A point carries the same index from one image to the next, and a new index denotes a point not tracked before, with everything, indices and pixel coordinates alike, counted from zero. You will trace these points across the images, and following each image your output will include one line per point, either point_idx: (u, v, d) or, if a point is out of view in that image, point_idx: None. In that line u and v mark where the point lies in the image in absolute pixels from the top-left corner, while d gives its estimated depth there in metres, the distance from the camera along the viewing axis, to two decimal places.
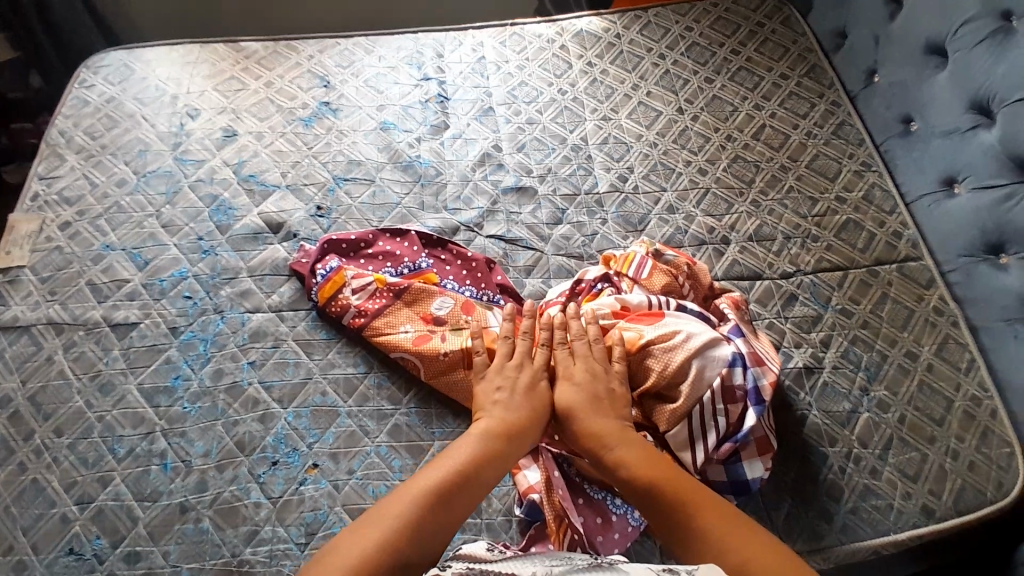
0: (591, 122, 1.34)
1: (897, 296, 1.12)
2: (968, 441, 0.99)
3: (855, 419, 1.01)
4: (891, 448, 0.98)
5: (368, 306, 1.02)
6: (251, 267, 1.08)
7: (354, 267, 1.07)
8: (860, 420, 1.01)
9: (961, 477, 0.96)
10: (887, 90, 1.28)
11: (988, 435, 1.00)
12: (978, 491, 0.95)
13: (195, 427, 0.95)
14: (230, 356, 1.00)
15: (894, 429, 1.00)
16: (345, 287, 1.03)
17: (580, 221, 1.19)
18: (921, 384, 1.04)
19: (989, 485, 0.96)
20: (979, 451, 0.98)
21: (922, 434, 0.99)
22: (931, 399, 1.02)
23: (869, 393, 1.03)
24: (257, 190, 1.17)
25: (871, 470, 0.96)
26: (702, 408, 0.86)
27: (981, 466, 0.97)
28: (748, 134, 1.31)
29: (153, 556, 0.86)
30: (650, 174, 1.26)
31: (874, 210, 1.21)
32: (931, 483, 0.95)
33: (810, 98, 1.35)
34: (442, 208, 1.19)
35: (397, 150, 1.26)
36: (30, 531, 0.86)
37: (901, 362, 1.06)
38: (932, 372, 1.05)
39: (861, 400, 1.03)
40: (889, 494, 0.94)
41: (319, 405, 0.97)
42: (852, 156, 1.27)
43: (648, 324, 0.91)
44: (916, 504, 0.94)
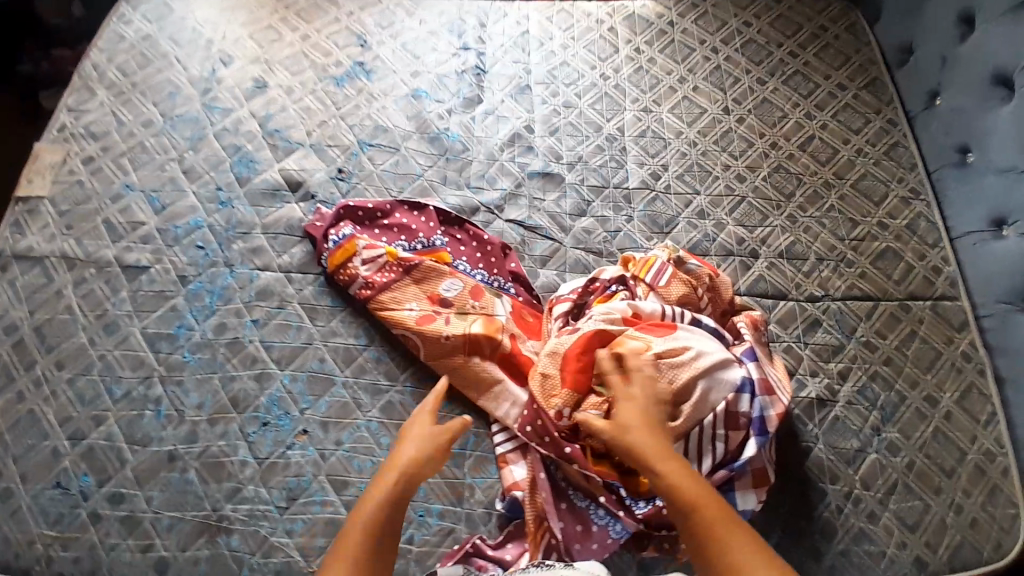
0: (631, 112, 1.28)
1: (926, 336, 1.07)
2: (975, 497, 0.95)
3: (861, 459, 0.98)
4: (894, 494, 0.95)
5: (375, 279, 1.00)
6: (265, 225, 1.08)
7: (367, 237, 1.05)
8: (867, 460, 0.97)
9: (960, 533, 0.92)
10: (946, 115, 1.19)
11: (996, 493, 0.95)
12: (976, 549, 0.91)
13: (192, 378, 0.96)
14: (233, 312, 1.00)
15: (901, 474, 0.96)
16: (354, 256, 1.01)
17: (604, 216, 1.15)
18: (936, 432, 1.00)
19: (988, 544, 0.92)
20: (984, 509, 0.94)
21: (929, 484, 0.96)
22: (944, 449, 0.98)
23: (880, 433, 1.00)
24: (280, 145, 1.16)
25: (869, 514, 0.93)
26: (701, 430, 0.82)
27: (983, 525, 0.93)
28: (794, 143, 1.24)
29: (136, 500, 0.87)
30: (684, 175, 1.21)
31: (916, 241, 1.15)
32: (930, 535, 0.92)
33: (865, 113, 1.27)
34: (464, 185, 1.17)
35: (425, 121, 1.23)
36: (21, 460, 0.88)
37: (919, 407, 1.02)
38: (951, 423, 1.00)
39: (871, 440, 0.99)
40: (883, 542, 0.91)
41: (317, 371, 0.97)
42: (901, 180, 1.20)
43: (657, 337, 0.87)
44: (910, 554, 0.91)
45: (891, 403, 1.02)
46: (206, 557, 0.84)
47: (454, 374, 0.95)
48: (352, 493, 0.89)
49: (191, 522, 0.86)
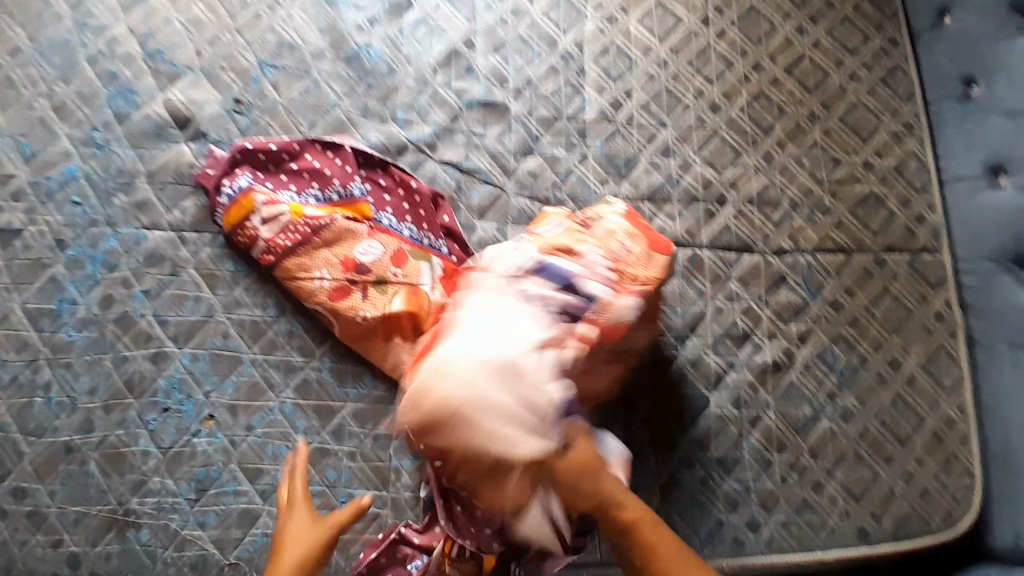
0: (592, 23, 1.08)
1: (898, 294, 0.97)
2: (928, 466, 0.91)
3: (812, 427, 0.91)
4: (842, 463, 0.90)
5: (278, 241, 0.87)
6: (150, 172, 0.93)
7: (270, 186, 0.91)
8: (817, 429, 0.91)
9: (908, 503, 0.89)
10: (958, 36, 1.03)
11: (952, 463, 0.91)
12: (922, 521, 0.88)
13: (81, 360, 0.85)
14: (122, 280, 0.89)
15: (852, 443, 0.91)
16: (252, 214, 0.88)
17: (554, 156, 1.00)
18: (895, 399, 0.93)
19: (937, 515, 0.88)
20: (936, 479, 0.90)
21: (880, 452, 0.91)
22: (902, 416, 0.92)
23: (835, 400, 0.93)
24: (163, 71, 0.98)
25: (813, 484, 0.89)
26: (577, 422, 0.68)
27: (934, 496, 0.89)
28: (780, 65, 1.07)
29: (40, 494, 0.80)
30: (649, 104, 1.04)
31: (903, 184, 1.02)
32: (875, 505, 0.88)
33: (865, 29, 1.09)
34: (389, 118, 0.99)
35: (342, 36, 1.03)
36: None
37: (881, 371, 0.94)
38: (912, 387, 0.94)
39: (824, 407, 0.92)
40: (824, 511, 0.87)
41: (221, 348, 0.86)
42: (895, 113, 1.05)
43: (526, 347, 0.65)
44: (852, 525, 0.87)
45: (853, 368, 0.94)
46: (115, 552, 0.78)
47: (373, 351, 0.86)
48: (266, 482, 0.82)
49: (94, 516, 0.79)
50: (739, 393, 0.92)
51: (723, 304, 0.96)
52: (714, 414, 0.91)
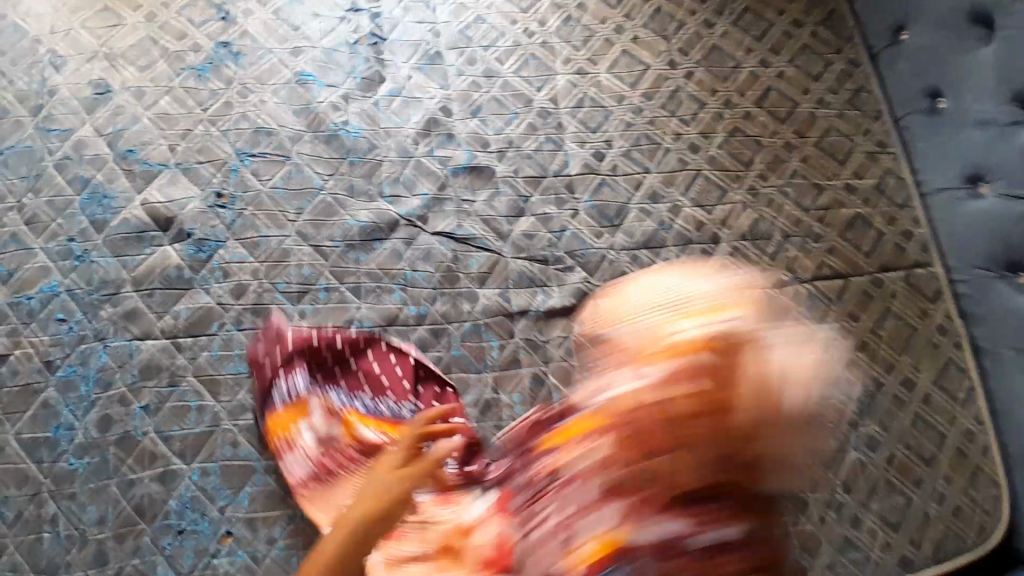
0: (564, 76, 1.09)
1: (900, 312, 1.00)
2: (955, 483, 0.91)
3: (841, 460, 0.92)
4: (875, 493, 0.90)
5: (321, 460, 0.80)
6: (136, 279, 0.90)
7: (325, 394, 0.84)
8: (846, 461, 0.92)
9: (947, 525, 0.89)
10: (916, 53, 1.07)
11: (978, 476, 0.92)
12: (958, 539, 0.88)
13: (86, 489, 0.81)
14: (118, 399, 0.85)
15: (881, 471, 0.91)
16: (303, 423, 0.82)
17: (546, 214, 1.00)
18: (914, 418, 0.94)
19: (971, 531, 0.89)
20: (965, 495, 0.90)
21: (910, 477, 0.91)
22: (922, 434, 0.93)
23: (858, 429, 0.94)
24: (137, 170, 0.95)
25: (851, 520, 0.89)
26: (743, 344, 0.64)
27: (966, 512, 0.90)
28: (750, 99, 1.10)
29: None
30: (632, 150, 1.05)
31: (885, 202, 1.05)
32: (913, 532, 0.88)
33: (825, 54, 1.14)
34: (376, 195, 0.98)
35: (318, 115, 1.02)
36: None
37: (896, 393, 0.95)
38: (930, 406, 0.95)
39: (849, 437, 0.93)
40: (866, 546, 0.87)
41: (231, 460, 0.84)
42: (866, 133, 1.09)
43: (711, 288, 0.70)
44: (895, 556, 0.87)
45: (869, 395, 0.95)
46: None
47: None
48: None
49: None
50: None
51: None
52: None
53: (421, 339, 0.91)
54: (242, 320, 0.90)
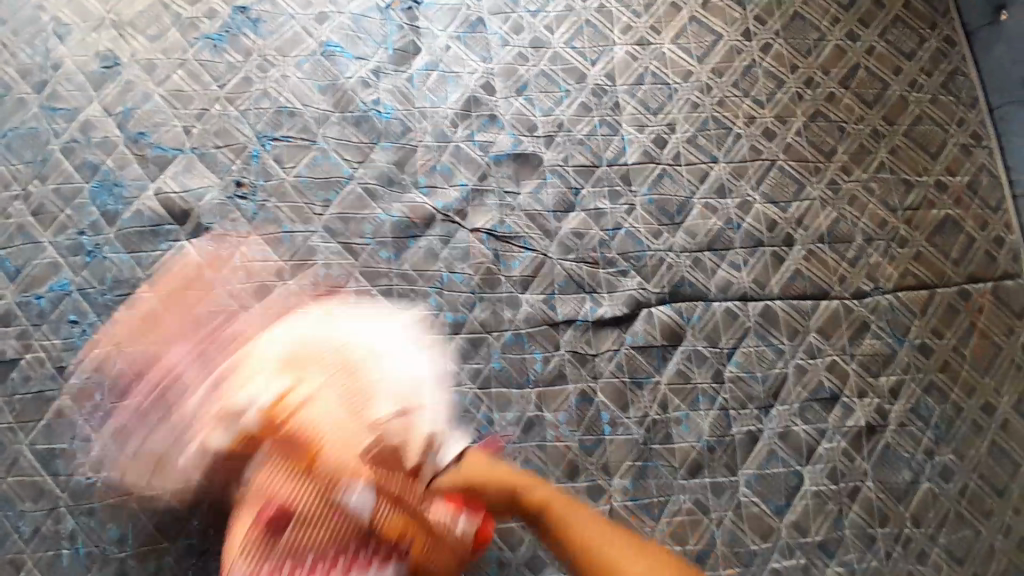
0: (623, 48, 0.96)
1: (986, 328, 0.87)
2: None
3: (912, 493, 0.81)
4: (944, 525, 0.80)
5: None
6: (151, 278, 0.83)
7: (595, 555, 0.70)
8: (918, 492, 0.81)
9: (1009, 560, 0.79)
10: (1020, 36, 0.92)
11: None
12: None
13: (105, 504, 0.77)
14: None
15: (952, 503, 0.81)
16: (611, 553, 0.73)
17: (600, 209, 0.89)
18: (991, 446, 0.83)
19: None
20: None
21: (979, 508, 0.81)
22: (998, 464, 0.83)
23: (932, 458, 0.82)
24: (151, 156, 0.87)
25: (918, 555, 0.79)
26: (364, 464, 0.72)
27: None
28: (835, 78, 0.96)
29: None
30: (697, 136, 0.92)
31: (977, 203, 0.92)
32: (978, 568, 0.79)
33: (918, 28, 0.98)
34: (411, 186, 0.88)
35: (347, 94, 0.91)
36: None
37: (975, 418, 0.84)
38: (1009, 433, 0.84)
39: (923, 467, 0.82)
40: None
41: None
42: (960, 123, 0.95)
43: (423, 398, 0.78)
44: None
45: (945, 414, 0.84)
46: None
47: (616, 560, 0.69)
48: None
49: None
50: (834, 464, 0.82)
51: (804, 361, 0.84)
52: (812, 491, 0.80)
53: (458, 350, 0.83)
54: None
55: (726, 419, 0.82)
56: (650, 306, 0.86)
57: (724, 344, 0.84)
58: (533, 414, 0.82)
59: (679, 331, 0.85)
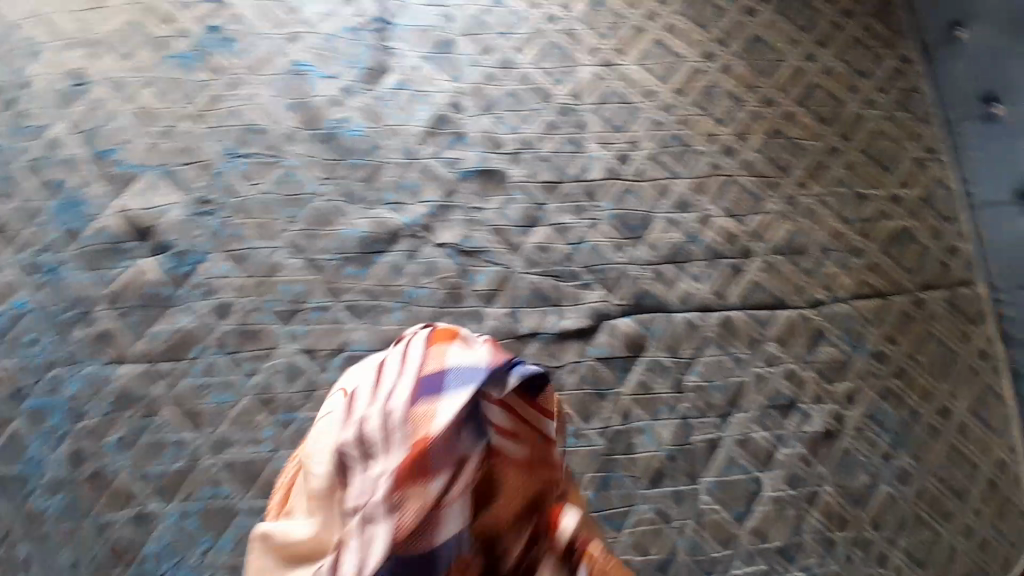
0: (588, 68, 0.99)
1: (941, 335, 0.90)
2: (985, 515, 0.83)
3: (871, 496, 0.82)
4: (904, 528, 0.81)
5: None
6: (111, 296, 0.82)
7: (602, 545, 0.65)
8: (876, 496, 0.82)
9: (970, 559, 0.81)
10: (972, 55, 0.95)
11: (1006, 508, 0.84)
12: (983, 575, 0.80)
13: (57, 531, 0.73)
14: (93, 431, 0.77)
15: (911, 506, 0.82)
16: None
17: (564, 224, 0.90)
18: (948, 449, 0.85)
19: (996, 564, 0.81)
20: (993, 528, 0.82)
21: (939, 510, 0.82)
22: (955, 467, 0.84)
23: (891, 461, 0.84)
24: (114, 174, 0.87)
25: (879, 557, 0.79)
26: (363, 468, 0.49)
27: (992, 544, 0.82)
28: (792, 97, 0.99)
29: None
30: (660, 153, 0.94)
31: (932, 215, 0.95)
32: (939, 569, 0.80)
33: (875, 49, 1.03)
34: (376, 203, 0.89)
35: (316, 112, 0.92)
36: None
37: (932, 422, 0.86)
38: (964, 434, 0.86)
39: (881, 471, 0.83)
40: None
41: (211, 499, 0.76)
42: (916, 138, 0.98)
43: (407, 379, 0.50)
44: None
45: (903, 418, 0.86)
46: None
47: None
48: None
49: None
50: (794, 470, 0.82)
51: (763, 369, 0.86)
52: (771, 499, 0.81)
53: None
54: (226, 342, 0.82)
55: (686, 429, 0.82)
56: (613, 318, 0.86)
57: (684, 353, 0.85)
58: None
59: (640, 342, 0.85)
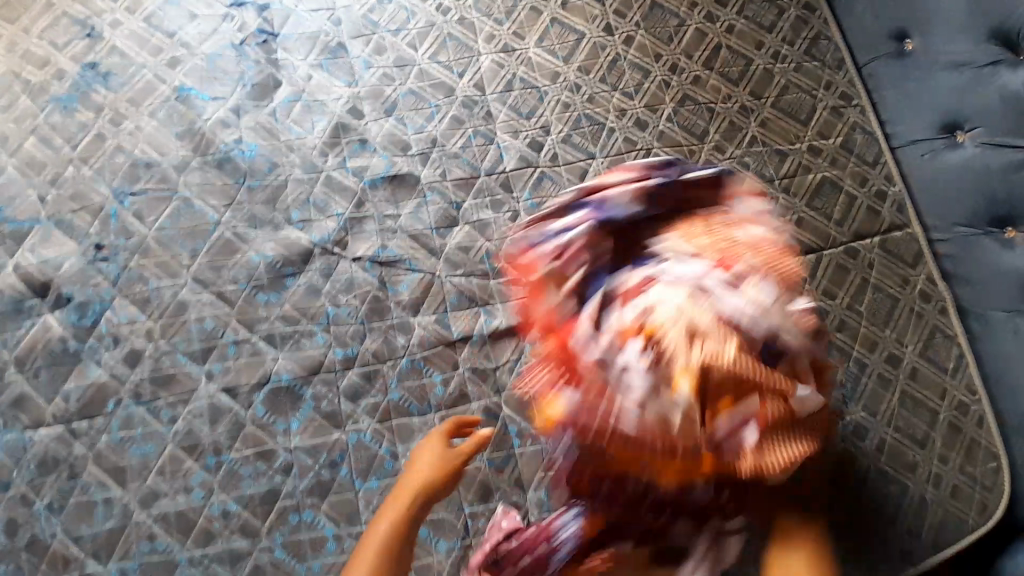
0: (488, 57, 0.95)
1: (879, 282, 0.88)
2: (952, 462, 0.80)
3: None
4: (869, 484, 0.79)
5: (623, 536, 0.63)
6: (19, 358, 0.77)
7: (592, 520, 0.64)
8: (834, 455, 0.80)
9: (940, 507, 0.78)
10: None
11: (975, 450, 0.81)
12: (958, 523, 0.78)
13: None
14: (21, 499, 0.73)
15: (872, 461, 0.80)
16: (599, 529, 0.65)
17: (482, 220, 0.87)
18: (902, 398, 0.83)
19: (972, 510, 0.78)
20: (962, 473, 0.80)
21: (901, 462, 0.80)
22: (913, 415, 0.82)
23: (844, 418, 0.82)
24: (5, 231, 0.82)
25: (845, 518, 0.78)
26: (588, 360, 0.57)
27: (964, 489, 0.79)
28: (698, 62, 0.97)
29: None
30: (572, 135, 0.92)
31: (854, 161, 0.93)
32: (910, 521, 0.78)
33: (776, 1, 1.01)
34: (283, 223, 0.85)
35: (205, 136, 0.88)
36: None
37: (881, 372, 0.84)
38: (915, 380, 0.84)
39: (835, 429, 0.82)
40: (862, 544, 0.77)
41: (150, 554, 0.72)
42: (828, 86, 0.97)
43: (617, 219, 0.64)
44: (893, 549, 0.77)
45: (849, 373, 0.84)
46: None
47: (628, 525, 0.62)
48: None
49: None
50: None
51: None
52: None
53: (352, 385, 0.80)
54: (141, 392, 0.77)
55: None
56: None
57: None
58: None
59: None
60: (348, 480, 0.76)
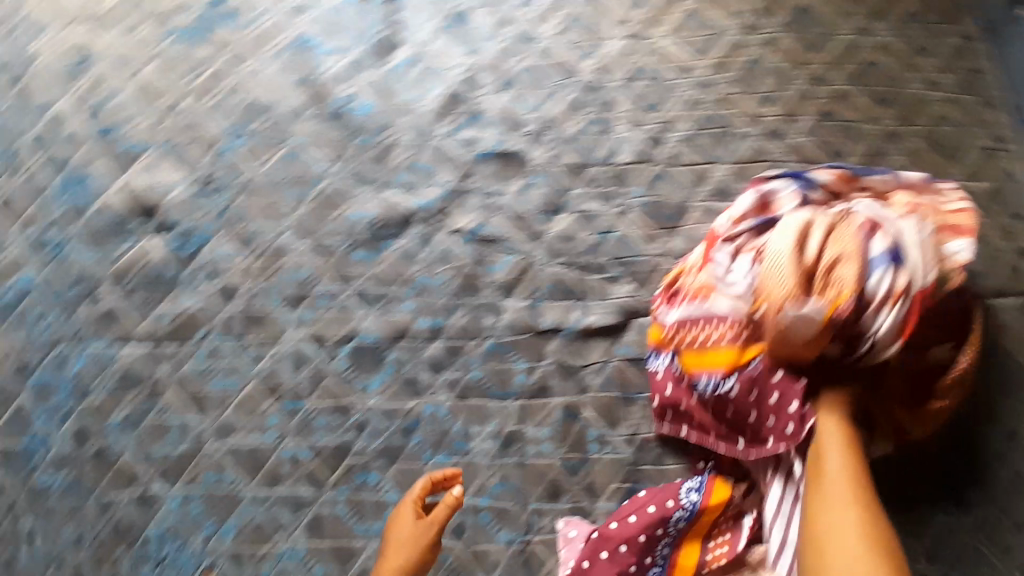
0: (617, 42, 0.90)
1: (1011, 345, 0.79)
2: None
3: (923, 521, 0.73)
4: (959, 561, 0.71)
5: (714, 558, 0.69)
6: (117, 274, 0.79)
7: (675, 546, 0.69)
8: (928, 521, 0.73)
9: None
10: None
11: None
12: None
13: (56, 510, 0.72)
14: (94, 410, 0.75)
15: (968, 536, 0.72)
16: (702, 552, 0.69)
17: (589, 212, 0.83)
18: (1016, 475, 0.74)
19: None
20: None
21: (998, 542, 0.72)
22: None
23: (946, 483, 0.74)
24: (119, 151, 0.83)
25: None
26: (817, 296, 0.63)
27: None
28: (847, 73, 0.90)
29: None
30: (696, 135, 0.87)
31: (1005, 211, 0.85)
32: None
33: (941, 23, 0.93)
34: (386, 184, 0.83)
35: (322, 88, 0.86)
36: None
37: (998, 442, 0.75)
38: (1015, 443, 0.75)
39: (935, 492, 0.73)
40: None
41: (215, 485, 0.73)
42: (987, 124, 0.88)
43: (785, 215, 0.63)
44: None
45: (947, 428, 0.75)
46: None
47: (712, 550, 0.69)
48: None
49: None
50: None
51: None
52: None
53: (435, 356, 0.78)
54: (231, 327, 0.77)
55: None
56: (643, 316, 0.80)
57: None
58: (513, 429, 0.76)
59: None
60: (417, 448, 0.75)
